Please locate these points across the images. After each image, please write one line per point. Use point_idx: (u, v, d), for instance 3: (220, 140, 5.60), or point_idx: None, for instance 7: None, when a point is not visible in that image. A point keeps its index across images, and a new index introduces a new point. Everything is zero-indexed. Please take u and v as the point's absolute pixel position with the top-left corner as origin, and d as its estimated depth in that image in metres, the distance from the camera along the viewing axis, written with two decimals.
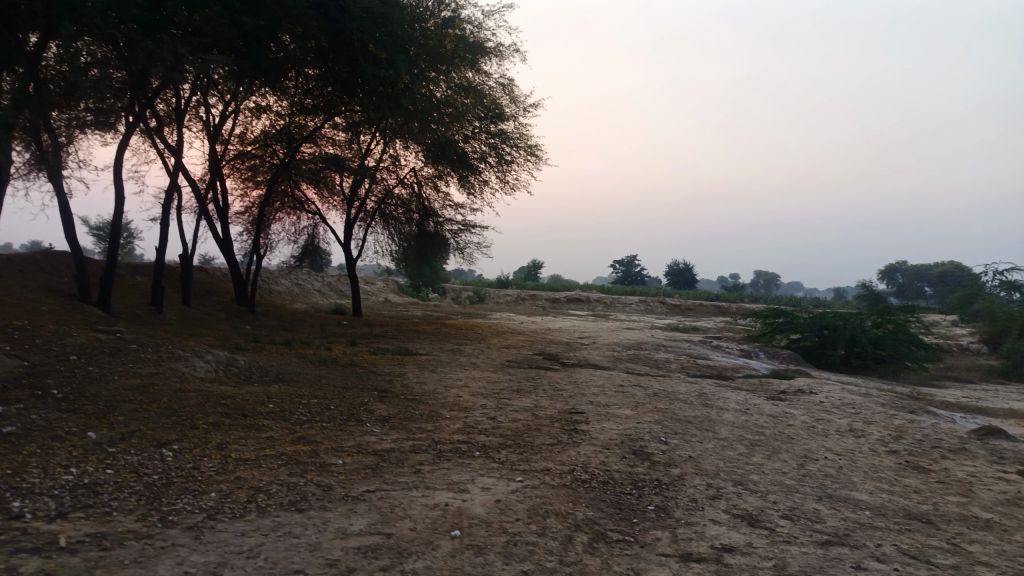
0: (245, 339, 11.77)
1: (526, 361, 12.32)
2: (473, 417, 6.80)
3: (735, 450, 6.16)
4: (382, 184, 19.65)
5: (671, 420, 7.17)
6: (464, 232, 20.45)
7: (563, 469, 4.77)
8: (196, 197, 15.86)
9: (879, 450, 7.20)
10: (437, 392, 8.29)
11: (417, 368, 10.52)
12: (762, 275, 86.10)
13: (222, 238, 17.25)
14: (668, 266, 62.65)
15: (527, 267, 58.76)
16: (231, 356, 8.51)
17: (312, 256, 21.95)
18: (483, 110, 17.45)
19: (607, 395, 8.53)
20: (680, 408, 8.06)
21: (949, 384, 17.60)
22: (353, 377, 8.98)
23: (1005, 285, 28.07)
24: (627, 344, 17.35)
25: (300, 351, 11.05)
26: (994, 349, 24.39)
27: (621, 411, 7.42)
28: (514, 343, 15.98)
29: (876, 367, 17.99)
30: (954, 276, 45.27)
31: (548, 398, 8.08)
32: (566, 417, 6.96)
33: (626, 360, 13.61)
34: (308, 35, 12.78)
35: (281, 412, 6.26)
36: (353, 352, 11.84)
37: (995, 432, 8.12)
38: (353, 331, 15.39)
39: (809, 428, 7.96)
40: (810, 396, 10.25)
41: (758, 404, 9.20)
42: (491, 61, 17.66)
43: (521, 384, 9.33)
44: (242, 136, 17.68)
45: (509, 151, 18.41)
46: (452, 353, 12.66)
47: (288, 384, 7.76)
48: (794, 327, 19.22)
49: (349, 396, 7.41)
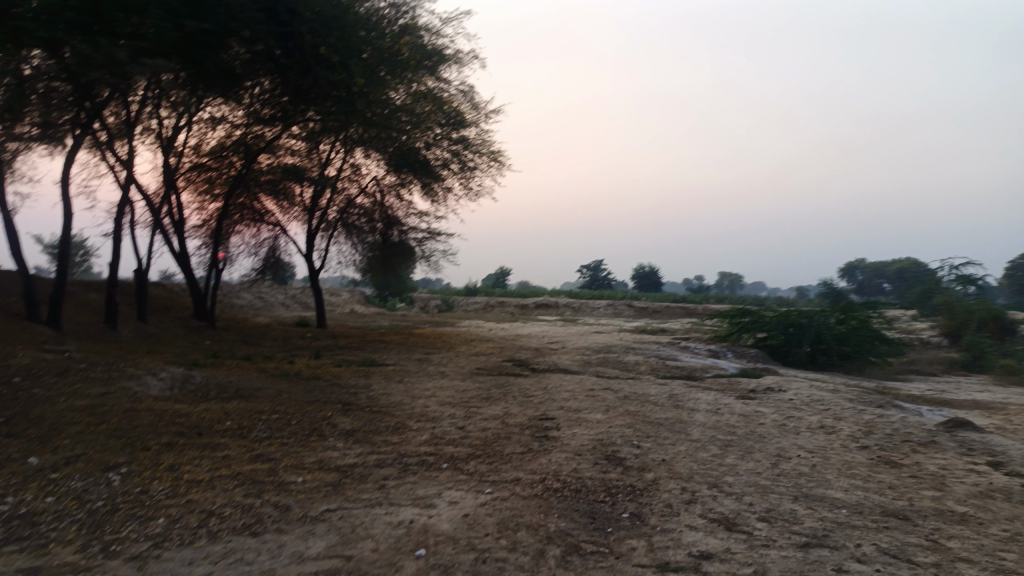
0: (204, 355, 11.39)
1: (495, 369, 12.14)
2: (441, 427, 6.59)
3: (709, 451, 6.05)
4: (344, 193, 19.33)
5: (643, 423, 7.05)
6: (429, 240, 20.20)
7: (534, 479, 4.60)
8: (151, 210, 15.39)
9: (851, 446, 7.18)
10: (404, 404, 8.07)
11: (383, 378, 10.27)
12: (727, 276, 87.08)
13: (179, 252, 16.77)
14: (635, 269, 62.99)
15: (494, 274, 58.63)
16: (187, 373, 8.19)
17: (274, 268, 21.50)
18: (445, 117, 17.27)
19: (577, 400, 8.39)
20: (651, 411, 7.95)
21: (913, 377, 17.82)
22: (316, 390, 8.71)
23: (961, 279, 28.53)
24: (596, 348, 17.26)
25: (261, 366, 10.73)
26: (954, 342, 24.82)
27: (592, 415, 7.28)
28: (483, 350, 15.80)
29: (841, 363, 18.18)
30: (912, 272, 46.13)
31: (517, 405, 7.91)
32: (537, 424, 6.79)
33: (596, 364, 13.50)
34: (255, 37, 12.53)
35: (239, 429, 5.99)
36: (318, 364, 11.54)
37: (963, 424, 8.17)
38: (318, 344, 15.05)
39: (780, 426, 7.91)
40: (780, 394, 10.23)
41: (728, 404, 9.15)
42: (451, 67, 17.49)
43: (490, 392, 9.14)
44: (198, 147, 17.24)
45: (472, 158, 18.23)
46: (420, 363, 12.44)
47: (248, 400, 7.47)
48: (761, 326, 19.31)
49: (311, 410, 7.15)
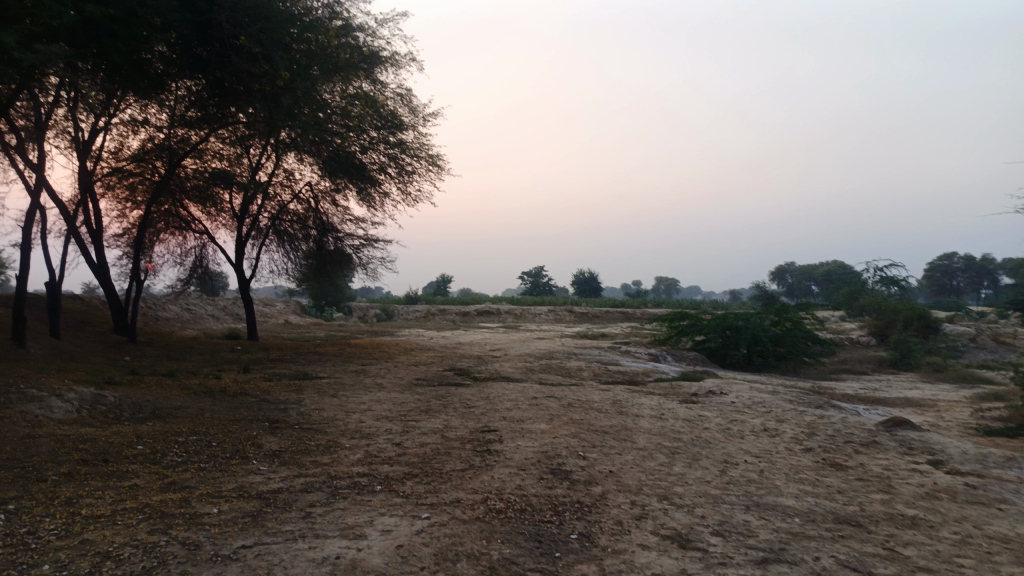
0: (122, 372, 10.65)
1: (434, 379, 11.74)
2: (376, 445, 6.20)
3: (656, 460, 5.84)
4: (276, 199, 18.63)
5: (588, 432, 6.82)
6: (366, 247, 19.65)
7: (475, 499, 4.27)
8: (64, 218, 14.42)
9: (796, 449, 7.11)
10: (337, 419, 7.62)
11: (316, 393, 9.76)
12: (664, 281, 88.57)
13: (96, 263, 15.79)
14: (575, 275, 63.36)
15: (435, 282, 58.04)
16: (97, 393, 7.54)
17: (201, 278, 20.55)
18: (380, 120, 16.83)
19: (520, 409, 8.09)
20: (595, 419, 7.73)
21: (846, 377, 18.23)
22: (243, 407, 8.17)
23: (885, 280, 29.63)
24: (538, 354, 17.06)
25: (184, 382, 10.07)
26: (882, 341, 25.63)
27: (535, 426, 7.00)
28: (422, 359, 15.38)
29: (777, 364, 18.48)
30: (839, 274, 47.77)
31: (457, 418, 7.57)
32: (478, 437, 6.47)
33: (538, 371, 13.26)
34: (167, 25, 11.88)
35: (152, 454, 5.47)
36: (247, 379, 10.93)
37: (902, 423, 8.24)
38: (248, 357, 14.35)
39: (725, 430, 7.80)
40: (721, 397, 10.18)
41: (672, 408, 9.02)
42: (386, 70, 17.08)
43: (429, 404, 8.77)
44: (117, 152, 16.31)
45: (409, 162, 17.79)
46: (356, 375, 11.94)
47: (165, 421, 6.91)
48: (699, 329, 19.46)
49: (235, 430, 6.65)
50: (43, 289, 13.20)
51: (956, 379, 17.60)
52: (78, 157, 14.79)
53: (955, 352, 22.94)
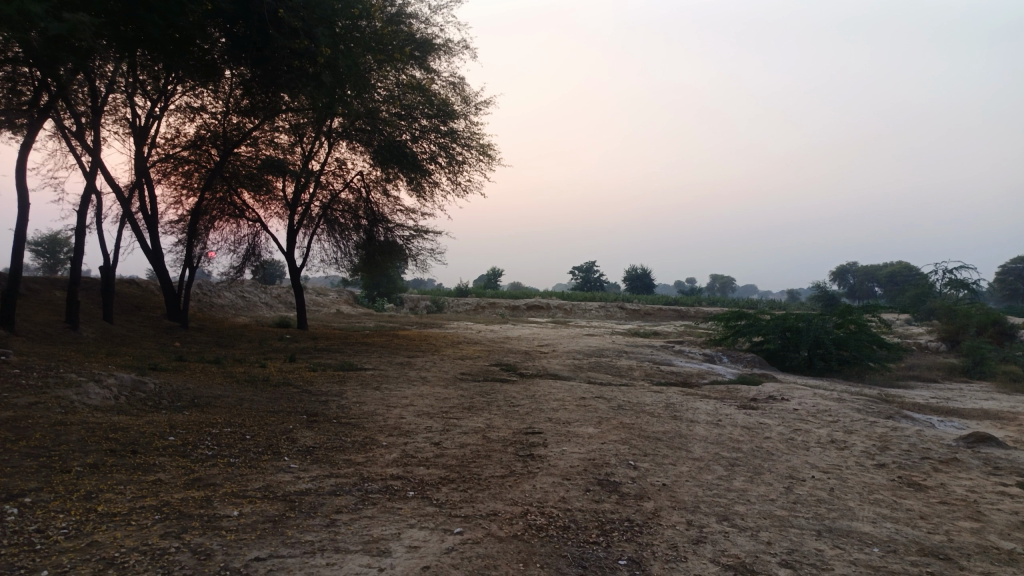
0: (169, 358, 10.64)
1: (480, 374, 11.42)
2: (415, 444, 5.88)
3: (713, 473, 5.37)
4: (328, 188, 18.62)
5: (640, 438, 6.37)
6: (416, 238, 19.48)
7: (514, 513, 3.90)
8: (121, 204, 14.60)
9: (867, 464, 6.51)
10: (377, 415, 7.34)
11: (359, 385, 9.53)
12: (719, 279, 86.69)
13: (151, 249, 15.99)
14: (627, 271, 62.44)
15: (486, 275, 57.95)
16: (138, 379, 7.43)
17: (254, 266, 20.71)
18: (431, 109, 16.58)
19: (567, 410, 7.68)
20: (647, 423, 7.26)
21: (914, 384, 17.25)
22: (283, 398, 7.97)
23: (954, 283, 28.12)
24: (588, 351, 16.61)
25: (228, 370, 9.97)
26: (953, 347, 24.27)
27: (583, 429, 6.58)
28: (469, 353, 15.09)
29: (840, 369, 17.57)
30: (905, 276, 45.78)
31: (501, 417, 7.20)
32: (522, 440, 6.10)
33: (587, 369, 12.82)
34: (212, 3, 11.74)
35: (183, 447, 5.27)
36: (291, 369, 10.80)
37: (985, 439, 7.52)
38: (295, 346, 14.28)
39: (788, 441, 7.24)
40: (783, 403, 9.58)
41: (730, 414, 8.47)
42: (439, 58, 16.84)
43: (473, 401, 8.44)
44: (174, 139, 16.48)
45: (460, 151, 17.42)
46: (401, 368, 11.71)
47: (202, 410, 6.73)
48: (757, 330, 18.66)
49: (271, 423, 6.43)
50: (99, 272, 13.38)
51: None
52: (136, 143, 14.96)
53: None
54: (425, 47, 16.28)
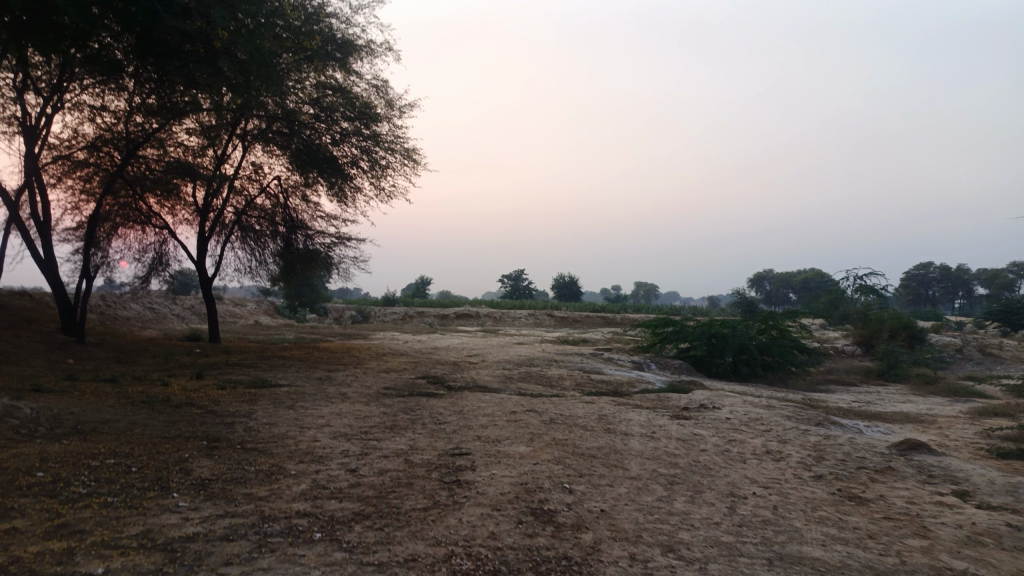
0: (58, 377, 9.62)
1: (405, 388, 10.85)
2: (327, 472, 5.29)
3: (653, 494, 5.00)
4: (242, 193, 17.66)
5: (574, 456, 5.97)
6: (338, 245, 18.69)
7: (436, 557, 3.40)
8: (7, 208, 13.31)
9: (805, 476, 6.33)
10: (288, 438, 6.70)
11: (271, 405, 8.81)
12: (643, 287, 88.13)
13: (44, 258, 14.67)
14: (555, 279, 62.65)
15: (414, 283, 57.10)
16: (11, 403, 6.54)
17: (161, 276, 19.44)
18: (352, 111, 15.91)
19: (496, 427, 7.24)
20: (580, 438, 6.88)
21: (834, 388, 17.61)
22: (183, 421, 7.21)
23: (864, 288, 29.20)
24: (517, 360, 16.24)
25: (125, 390, 9.07)
26: (868, 351, 25.11)
27: (513, 448, 6.14)
28: (394, 366, 14.45)
29: (764, 374, 17.79)
30: (818, 282, 47.51)
31: (424, 437, 6.68)
32: (447, 462, 5.61)
33: (516, 380, 12.41)
34: None
35: (52, 485, 4.51)
36: (197, 386, 9.96)
37: (917, 447, 7.54)
38: (205, 361, 13.32)
39: (725, 453, 7.00)
40: (715, 412, 9.42)
41: (664, 426, 8.20)
42: (361, 60, 16.24)
43: (396, 419, 7.88)
44: (71, 139, 15.22)
45: (383, 154, 16.68)
46: (319, 383, 10.99)
47: (85, 438, 5.94)
48: (684, 336, 18.71)
49: (164, 452, 5.72)
50: None
51: (947, 392, 17.03)
52: (26, 143, 13.68)
53: (942, 363, 22.46)
54: (346, 48, 15.66)
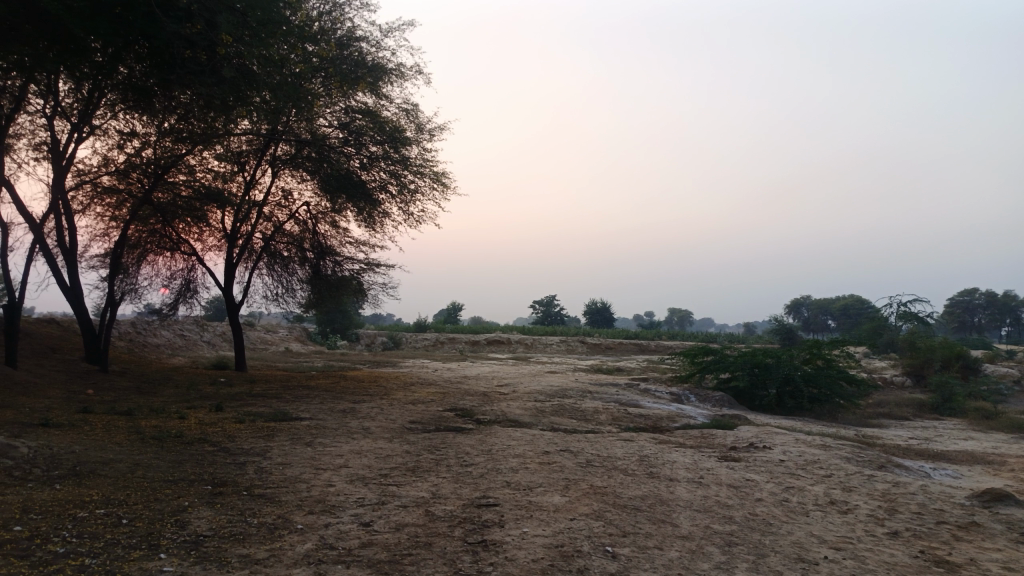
0: (71, 409, 9.22)
1: (432, 422, 10.28)
2: (338, 527, 4.70)
3: (709, 561, 4.32)
4: (270, 219, 17.42)
5: (617, 509, 5.31)
6: (367, 272, 18.29)
7: None
8: (33, 235, 13.14)
9: (879, 534, 5.56)
10: (301, 482, 6.13)
11: (288, 441, 8.27)
12: (677, 314, 86.83)
13: (69, 286, 14.47)
14: (587, 305, 61.90)
15: (445, 310, 56.85)
16: (7, 441, 6.07)
17: (189, 303, 19.24)
18: (382, 135, 15.50)
19: (528, 471, 6.59)
20: (620, 485, 6.21)
21: (887, 422, 16.57)
22: (191, 462, 6.70)
23: (908, 316, 27.99)
24: (550, 391, 15.54)
25: (139, 424, 8.63)
26: (919, 382, 23.85)
27: (546, 498, 5.49)
28: (422, 396, 13.86)
29: (811, 408, 16.83)
30: (857, 309, 46.01)
31: (448, 483, 6.06)
32: (472, 515, 5.00)
33: (549, 413, 11.75)
34: None
35: (27, 543, 3.98)
36: (215, 420, 9.49)
37: (1002, 498, 6.68)
38: (227, 392, 12.87)
39: (784, 505, 6.27)
40: (766, 453, 8.66)
41: (712, 470, 7.46)
42: (391, 83, 15.96)
43: (420, 459, 7.30)
44: (100, 166, 15.09)
45: (413, 179, 15.99)
46: (342, 417, 10.44)
47: (79, 482, 5.44)
48: (724, 366, 17.85)
49: (164, 499, 5.20)
50: (3, 311, 11.85)
51: (1010, 428, 15.87)
52: (53, 170, 13.52)
53: (1000, 396, 21.17)
54: (375, 72, 15.40)
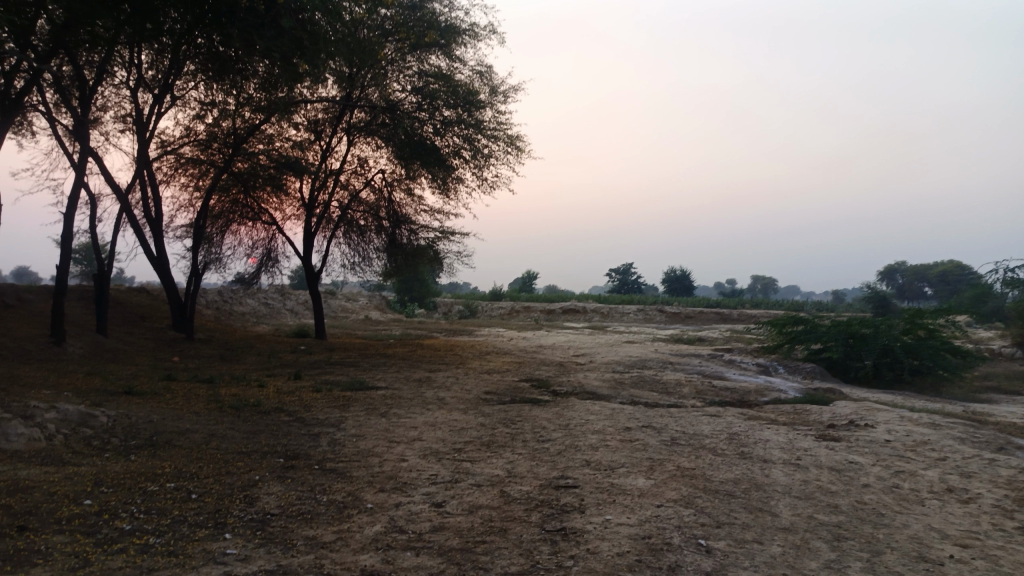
0: (156, 377, 9.42)
1: (509, 393, 10.01)
2: (408, 507, 4.45)
3: (818, 559, 3.84)
4: (347, 187, 17.44)
5: (708, 495, 4.85)
6: (442, 240, 18.13)
7: None
8: (121, 207, 13.50)
9: (1010, 529, 4.90)
10: (373, 456, 5.93)
11: (363, 412, 8.15)
12: (760, 281, 83.97)
13: (156, 257, 14.86)
14: (665, 273, 60.55)
15: (521, 278, 56.69)
16: (87, 409, 6.12)
17: (272, 272, 19.62)
18: (456, 99, 15.11)
19: (609, 449, 6.19)
20: (709, 467, 5.74)
21: (998, 397, 15.31)
22: (265, 432, 6.63)
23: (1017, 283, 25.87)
24: (629, 362, 15.07)
25: (219, 393, 8.71)
26: None
27: (630, 481, 5.08)
28: (498, 366, 13.65)
29: (911, 380, 15.73)
30: (956, 275, 43.06)
31: (524, 460, 5.73)
32: (550, 497, 4.65)
33: (630, 385, 11.29)
34: None
35: (94, 519, 3.91)
36: (292, 389, 9.52)
37: None
38: (307, 360, 13.00)
39: (895, 493, 5.65)
40: (869, 433, 7.97)
41: (810, 451, 6.87)
42: (465, 45, 15.57)
43: (495, 432, 7.02)
44: (183, 138, 15.34)
45: (486, 142, 15.59)
46: (417, 386, 10.30)
47: (153, 454, 5.40)
48: (815, 337, 16.88)
49: (235, 472, 5.09)
50: (93, 281, 12.24)
51: None
52: (138, 142, 13.80)
53: None
54: (448, 34, 15.14)
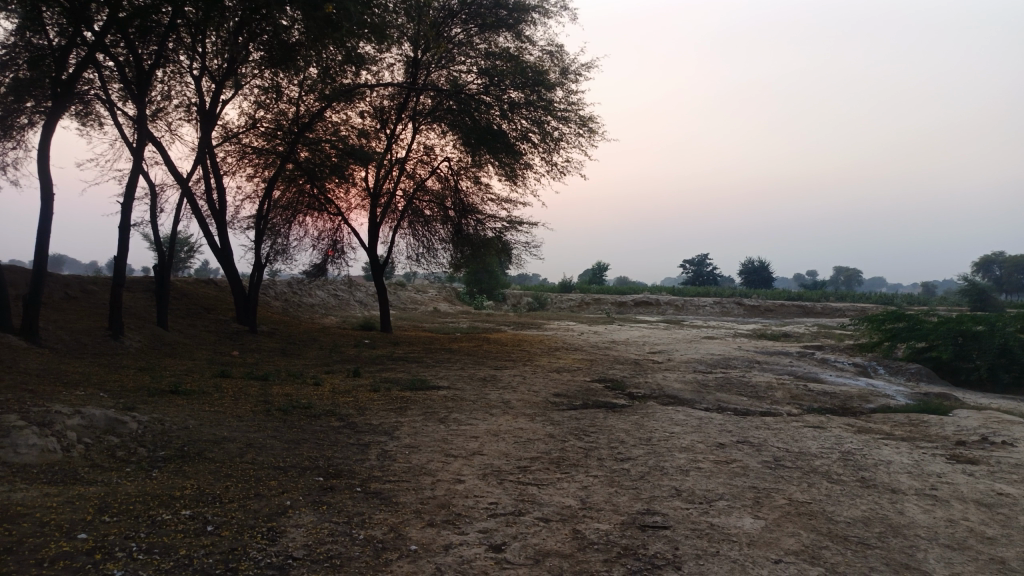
0: (208, 374, 8.97)
1: (580, 396, 9.08)
2: (460, 552, 3.62)
3: None
4: (413, 177, 16.84)
5: (837, 545, 3.83)
6: (510, 230, 17.31)
7: None
8: (185, 198, 13.24)
9: None
10: (426, 474, 5.14)
11: (420, 416, 7.42)
12: (845, 273, 79.99)
13: (221, 249, 14.61)
14: (742, 264, 58.12)
15: (591, 270, 55.44)
16: (118, 414, 5.57)
17: (337, 264, 19.26)
18: (524, 79, 14.14)
19: (705, 473, 5.19)
20: (830, 502, 4.68)
21: None
22: (310, 441, 5.96)
23: None
24: (711, 360, 13.88)
25: (270, 392, 8.11)
26: None
27: (736, 521, 4.10)
28: (568, 364, 12.74)
29: None
30: None
31: (601, 487, 4.84)
32: (636, 544, 3.73)
33: (715, 388, 10.18)
34: None
35: (82, 560, 3.23)
36: (348, 389, 8.89)
37: None
38: (369, 356, 12.41)
39: None
40: (1013, 455, 6.67)
41: (945, 478, 5.72)
42: (536, 23, 14.63)
43: (566, 447, 6.11)
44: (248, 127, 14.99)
45: (557, 125, 14.46)
46: (481, 386, 9.52)
47: (177, 469, 4.76)
48: (920, 335, 15.18)
49: (265, 495, 4.39)
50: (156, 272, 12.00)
51: None
52: (202, 130, 13.49)
53: None
54: (517, 11, 14.31)
